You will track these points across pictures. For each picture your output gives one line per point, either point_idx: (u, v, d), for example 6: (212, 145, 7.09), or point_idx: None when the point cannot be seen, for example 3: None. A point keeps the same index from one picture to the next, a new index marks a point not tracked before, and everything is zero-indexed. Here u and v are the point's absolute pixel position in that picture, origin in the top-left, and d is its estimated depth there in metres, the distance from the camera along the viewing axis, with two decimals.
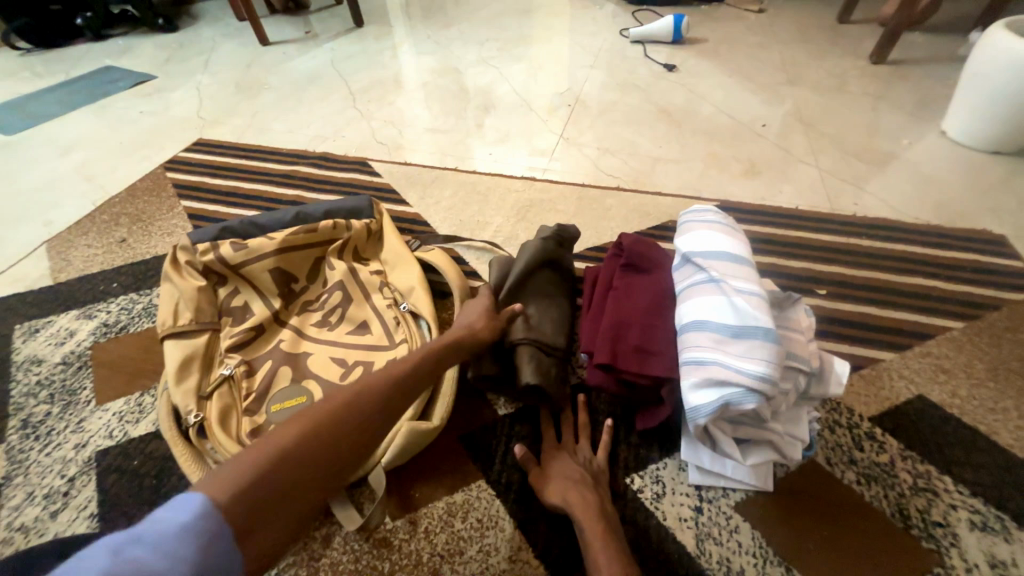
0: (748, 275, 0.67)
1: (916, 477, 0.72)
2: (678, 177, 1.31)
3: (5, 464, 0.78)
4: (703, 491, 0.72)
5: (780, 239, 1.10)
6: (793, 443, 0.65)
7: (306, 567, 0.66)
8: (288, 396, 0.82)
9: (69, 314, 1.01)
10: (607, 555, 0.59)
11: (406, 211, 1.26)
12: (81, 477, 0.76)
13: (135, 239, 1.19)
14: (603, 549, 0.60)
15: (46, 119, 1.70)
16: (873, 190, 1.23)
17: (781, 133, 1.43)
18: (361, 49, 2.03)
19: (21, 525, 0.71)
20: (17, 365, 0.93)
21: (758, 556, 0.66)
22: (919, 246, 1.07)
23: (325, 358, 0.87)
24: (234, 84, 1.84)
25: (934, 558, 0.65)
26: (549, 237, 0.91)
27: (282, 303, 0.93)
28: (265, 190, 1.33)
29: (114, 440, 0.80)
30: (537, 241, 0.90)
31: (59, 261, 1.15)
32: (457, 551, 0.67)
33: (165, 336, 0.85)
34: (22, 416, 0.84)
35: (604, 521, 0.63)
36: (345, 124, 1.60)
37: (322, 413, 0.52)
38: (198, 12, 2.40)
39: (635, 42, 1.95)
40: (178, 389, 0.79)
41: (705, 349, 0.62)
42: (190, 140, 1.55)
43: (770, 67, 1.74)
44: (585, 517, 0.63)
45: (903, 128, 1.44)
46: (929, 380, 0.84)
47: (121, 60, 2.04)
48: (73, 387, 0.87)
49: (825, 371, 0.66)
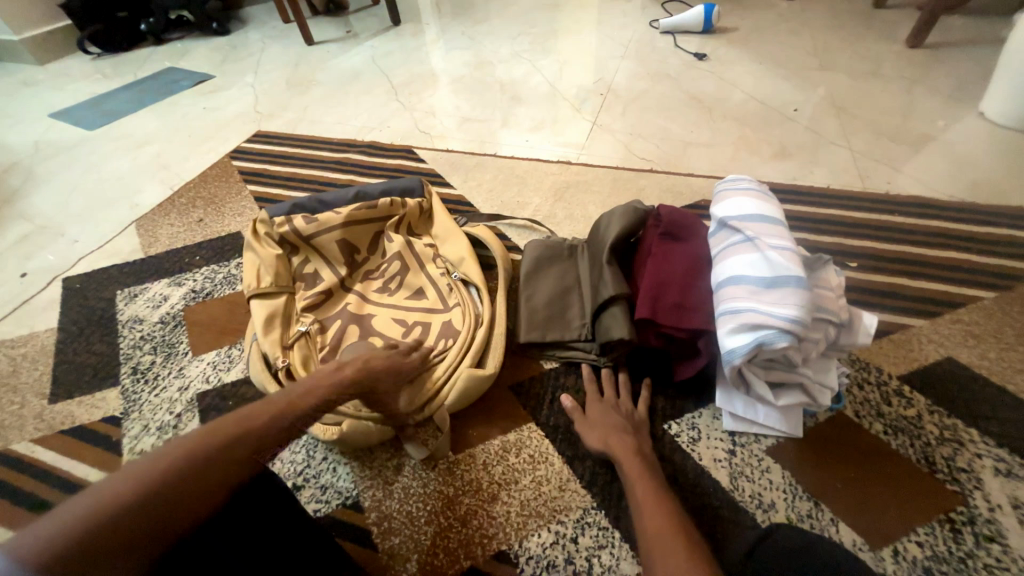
0: (782, 235, 0.74)
1: (942, 429, 0.77)
2: (710, 159, 1.36)
3: (122, 402, 0.92)
4: (737, 436, 0.78)
5: (811, 215, 1.14)
6: (822, 390, 0.71)
7: (382, 489, 0.76)
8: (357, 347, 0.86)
9: (161, 282, 1.15)
10: (643, 484, 0.64)
11: (451, 193, 1.36)
12: (186, 413, 0.89)
13: (211, 219, 1.32)
14: (640, 480, 0.65)
15: (121, 116, 1.88)
16: (907, 169, 1.25)
17: (813, 116, 1.46)
18: (400, 45, 2.14)
19: (141, 450, 0.85)
20: (121, 323, 1.07)
21: (788, 492, 0.72)
22: (953, 222, 1.09)
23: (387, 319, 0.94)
24: (286, 81, 1.98)
25: (958, 498, 0.70)
26: (642, 209, 0.91)
27: (347, 271, 1.01)
28: (321, 175, 1.45)
29: (210, 384, 0.93)
30: (623, 213, 0.90)
31: (147, 238, 1.29)
32: (512, 480, 0.76)
33: (250, 296, 0.95)
34: (132, 363, 0.98)
35: (640, 454, 0.70)
36: (389, 115, 1.71)
37: (177, 459, 0.42)
38: (247, 16, 2.56)
39: (665, 32, 2.00)
40: (266, 339, 0.89)
41: (740, 299, 0.69)
42: (249, 132, 1.69)
43: (801, 54, 1.76)
44: (621, 450, 0.70)
45: (939, 110, 1.44)
46: (958, 343, 0.87)
47: (181, 62, 2.21)
48: (171, 342, 1.01)
49: (854, 322, 0.72)
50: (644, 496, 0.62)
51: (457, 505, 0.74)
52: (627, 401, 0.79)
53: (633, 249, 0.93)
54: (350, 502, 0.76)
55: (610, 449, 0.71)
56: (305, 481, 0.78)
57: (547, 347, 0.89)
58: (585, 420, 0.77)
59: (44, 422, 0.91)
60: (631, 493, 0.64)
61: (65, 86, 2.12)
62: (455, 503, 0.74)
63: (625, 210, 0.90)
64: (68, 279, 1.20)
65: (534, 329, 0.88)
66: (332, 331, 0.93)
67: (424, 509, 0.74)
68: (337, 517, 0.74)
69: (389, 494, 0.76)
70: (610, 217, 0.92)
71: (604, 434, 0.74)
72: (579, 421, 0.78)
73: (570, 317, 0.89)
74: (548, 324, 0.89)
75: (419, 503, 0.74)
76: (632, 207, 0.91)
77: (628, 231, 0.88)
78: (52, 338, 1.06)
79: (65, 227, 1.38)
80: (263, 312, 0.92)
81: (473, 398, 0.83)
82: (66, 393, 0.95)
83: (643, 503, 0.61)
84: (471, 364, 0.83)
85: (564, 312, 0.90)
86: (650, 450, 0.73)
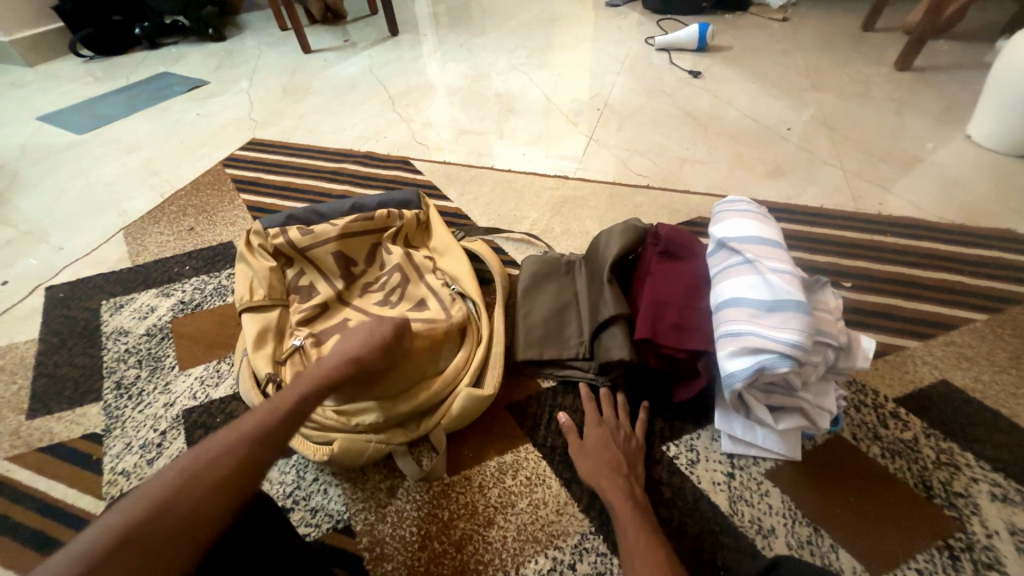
0: (780, 257, 0.74)
1: (938, 453, 0.77)
2: (706, 177, 1.37)
3: (104, 418, 0.89)
4: (735, 459, 0.77)
5: (806, 235, 1.15)
6: (821, 413, 0.71)
7: (374, 512, 0.74)
8: None
9: (149, 292, 1.12)
10: (635, 530, 0.63)
11: (448, 206, 1.35)
12: (170, 431, 0.86)
13: (202, 228, 1.30)
14: (632, 525, 0.63)
15: (111, 120, 1.85)
16: (897, 190, 1.28)
17: (805, 136, 1.49)
18: (397, 56, 2.14)
19: (123, 469, 0.82)
20: (106, 335, 1.03)
21: (787, 517, 0.71)
22: (943, 243, 1.11)
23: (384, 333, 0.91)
24: (281, 88, 1.96)
25: (956, 524, 0.70)
26: (640, 226, 0.91)
27: (344, 283, 0.98)
28: (316, 186, 1.44)
29: (198, 400, 0.90)
30: (621, 229, 0.90)
31: (135, 246, 1.26)
32: (509, 503, 0.74)
33: (242, 310, 0.92)
34: (116, 378, 0.95)
35: (632, 499, 0.68)
36: (386, 125, 1.70)
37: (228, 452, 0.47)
38: (243, 23, 2.55)
39: (660, 49, 2.02)
40: (259, 355, 0.87)
41: (741, 322, 0.69)
42: (243, 140, 1.67)
43: (793, 74, 1.79)
44: (615, 497, 0.67)
45: (927, 132, 1.48)
46: (952, 366, 0.88)
47: (176, 67, 2.19)
48: (158, 355, 0.99)
49: (853, 346, 0.72)
50: (639, 553, 0.59)
51: (452, 530, 0.72)
52: (624, 426, 0.78)
53: (631, 265, 0.93)
54: (341, 526, 0.73)
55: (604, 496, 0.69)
56: (294, 504, 0.76)
57: (545, 366, 0.88)
58: (579, 450, 0.75)
59: (20, 439, 0.88)
60: (625, 544, 0.62)
61: (54, 88, 2.08)
62: (450, 528, 0.72)
63: (622, 228, 0.90)
64: (52, 288, 1.17)
65: (530, 346, 0.87)
66: (328, 343, 0.89)
67: (418, 534, 0.72)
68: (328, 542, 0.72)
69: (382, 518, 0.74)
70: (608, 233, 0.92)
71: (596, 473, 0.71)
72: (574, 451, 0.75)
73: (570, 333, 0.88)
74: (546, 340, 0.88)
75: (413, 528, 0.72)
76: (629, 224, 0.92)
77: (627, 246, 0.88)
78: (32, 350, 1.03)
79: (49, 233, 1.34)
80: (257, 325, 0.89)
81: (472, 417, 0.81)
82: (45, 408, 0.92)
83: (638, 560, 0.58)
84: (469, 384, 0.82)
85: (563, 329, 0.89)
86: (643, 492, 0.70)
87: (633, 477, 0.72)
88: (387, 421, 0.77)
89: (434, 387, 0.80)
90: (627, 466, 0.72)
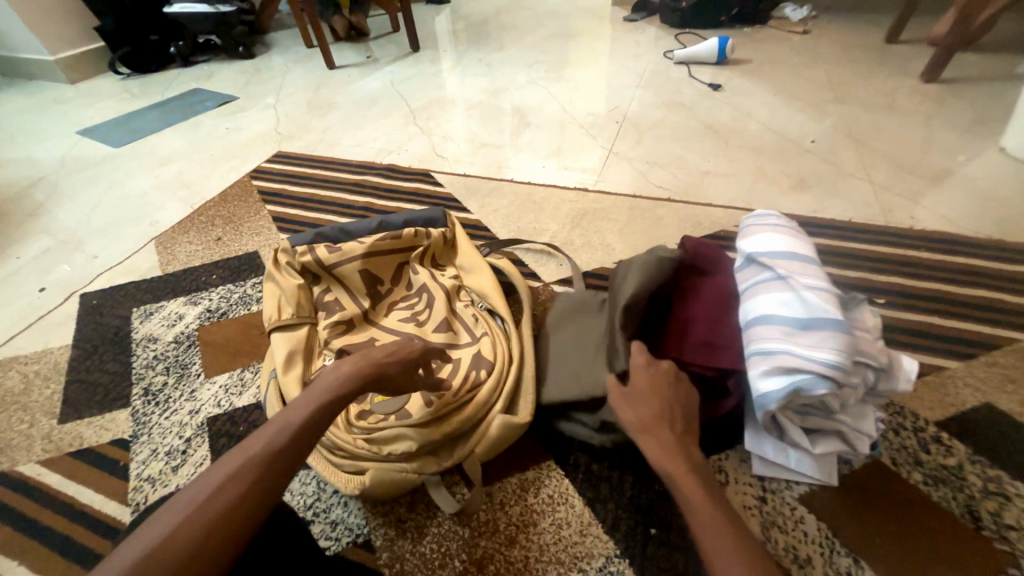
0: (814, 273, 0.72)
1: (985, 481, 0.73)
2: (729, 190, 1.35)
3: (132, 424, 0.91)
4: (766, 482, 0.75)
5: (834, 249, 1.12)
6: (861, 437, 0.68)
7: (395, 528, 0.73)
8: None
9: (177, 300, 1.15)
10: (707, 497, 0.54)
11: (468, 217, 1.36)
12: (195, 439, 0.87)
13: (229, 238, 1.33)
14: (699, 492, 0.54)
15: (146, 134, 1.92)
16: (929, 204, 1.24)
17: (830, 149, 1.46)
18: (418, 71, 2.19)
19: (148, 476, 0.83)
20: (136, 342, 1.06)
21: (825, 546, 0.68)
22: (980, 259, 1.07)
23: None
24: (306, 103, 2.02)
25: (1009, 559, 0.66)
26: (667, 258, 0.82)
27: (371, 302, 0.99)
28: (339, 197, 1.46)
29: (222, 408, 0.91)
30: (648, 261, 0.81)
31: (166, 255, 1.30)
32: (531, 522, 0.72)
33: (271, 329, 0.94)
34: (143, 384, 0.97)
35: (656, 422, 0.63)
36: (407, 139, 1.73)
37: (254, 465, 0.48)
38: (271, 41, 2.65)
39: (679, 63, 2.02)
40: (286, 376, 0.87)
41: (775, 340, 0.66)
42: (270, 152, 1.72)
43: (815, 86, 1.77)
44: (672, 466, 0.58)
45: (959, 144, 1.43)
46: (996, 389, 0.84)
47: (207, 84, 2.27)
48: (184, 362, 1.00)
49: (894, 367, 0.68)
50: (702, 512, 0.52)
51: (474, 548, 0.70)
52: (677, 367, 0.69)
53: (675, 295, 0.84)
54: (360, 541, 0.72)
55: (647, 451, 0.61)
56: (314, 516, 0.76)
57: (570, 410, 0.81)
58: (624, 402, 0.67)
59: (52, 443, 0.90)
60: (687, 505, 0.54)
61: (94, 104, 2.18)
62: (471, 546, 0.71)
63: (652, 260, 0.81)
64: (86, 295, 1.21)
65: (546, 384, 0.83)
66: None
67: (439, 551, 0.70)
68: (347, 556, 0.71)
69: (402, 534, 0.73)
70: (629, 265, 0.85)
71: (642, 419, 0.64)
72: (618, 400, 0.68)
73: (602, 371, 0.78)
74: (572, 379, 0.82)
75: (433, 545, 0.71)
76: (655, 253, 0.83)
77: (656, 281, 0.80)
78: (65, 355, 1.06)
79: (85, 242, 1.39)
80: (286, 345, 0.90)
81: (506, 444, 0.79)
82: (75, 413, 0.94)
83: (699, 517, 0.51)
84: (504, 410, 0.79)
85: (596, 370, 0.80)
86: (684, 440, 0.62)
87: (686, 428, 0.63)
88: (420, 449, 0.75)
89: (465, 411, 0.77)
90: (681, 420, 0.63)
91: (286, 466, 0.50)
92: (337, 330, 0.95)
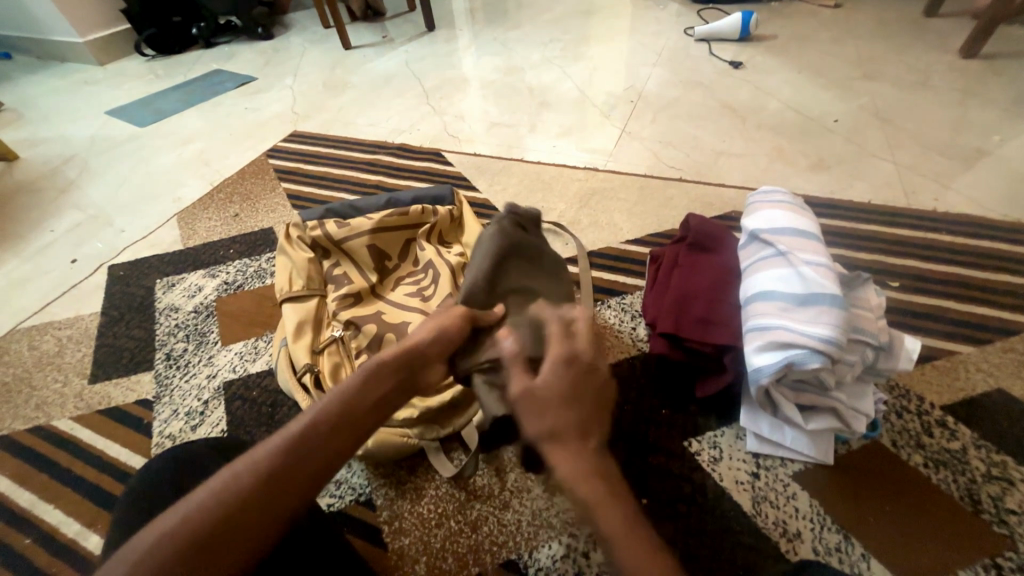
0: (816, 249, 0.71)
1: (989, 466, 0.71)
2: (743, 170, 1.32)
3: (155, 386, 0.97)
4: (761, 459, 0.75)
5: (850, 231, 1.09)
6: (856, 416, 0.68)
7: (395, 489, 0.77)
8: None
9: (197, 273, 1.20)
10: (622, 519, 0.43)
11: (477, 196, 1.37)
12: (212, 401, 0.92)
13: (246, 214, 1.37)
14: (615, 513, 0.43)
15: (169, 114, 1.98)
16: (957, 186, 1.18)
17: (854, 128, 1.40)
18: (433, 50, 2.18)
19: (169, 434, 0.89)
20: (159, 311, 1.12)
21: (816, 522, 0.68)
22: (1007, 243, 1.02)
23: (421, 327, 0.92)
24: (322, 83, 2.04)
25: (1006, 543, 0.65)
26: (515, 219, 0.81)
27: (378, 277, 1.01)
28: (352, 176, 1.48)
29: (237, 374, 0.96)
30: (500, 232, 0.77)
31: (187, 230, 1.35)
32: (525, 488, 0.75)
33: (283, 300, 0.97)
34: (165, 350, 1.03)
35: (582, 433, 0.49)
36: (420, 118, 1.74)
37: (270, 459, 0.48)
38: (289, 22, 2.67)
39: (700, 40, 1.96)
40: (296, 345, 0.91)
41: (770, 316, 0.66)
42: (286, 132, 1.75)
43: (844, 63, 1.69)
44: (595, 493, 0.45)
45: (994, 124, 1.36)
46: (1010, 375, 0.81)
47: (227, 64, 2.31)
48: (203, 331, 1.05)
49: (894, 346, 0.68)
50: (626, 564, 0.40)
51: (468, 510, 0.73)
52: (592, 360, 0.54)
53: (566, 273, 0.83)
54: (362, 499, 0.76)
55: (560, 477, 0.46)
56: None
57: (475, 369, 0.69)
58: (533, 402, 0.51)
59: (83, 401, 0.96)
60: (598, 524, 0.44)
61: (121, 85, 2.25)
62: (466, 508, 0.74)
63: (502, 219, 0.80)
64: (114, 266, 1.27)
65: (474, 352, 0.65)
66: (366, 337, 0.92)
67: (435, 512, 0.74)
68: (349, 512, 0.75)
69: (402, 494, 0.76)
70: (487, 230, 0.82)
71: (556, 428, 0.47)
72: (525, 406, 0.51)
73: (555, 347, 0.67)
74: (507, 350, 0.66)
75: (431, 506, 0.74)
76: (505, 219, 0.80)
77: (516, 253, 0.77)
78: (95, 322, 1.12)
79: (113, 217, 1.46)
80: (297, 316, 0.94)
81: None
82: (104, 374, 1.01)
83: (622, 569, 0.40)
84: None
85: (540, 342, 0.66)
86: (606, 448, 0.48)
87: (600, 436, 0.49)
88: (419, 416, 0.76)
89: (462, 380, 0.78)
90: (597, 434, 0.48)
91: (306, 465, 0.48)
92: (345, 303, 0.97)
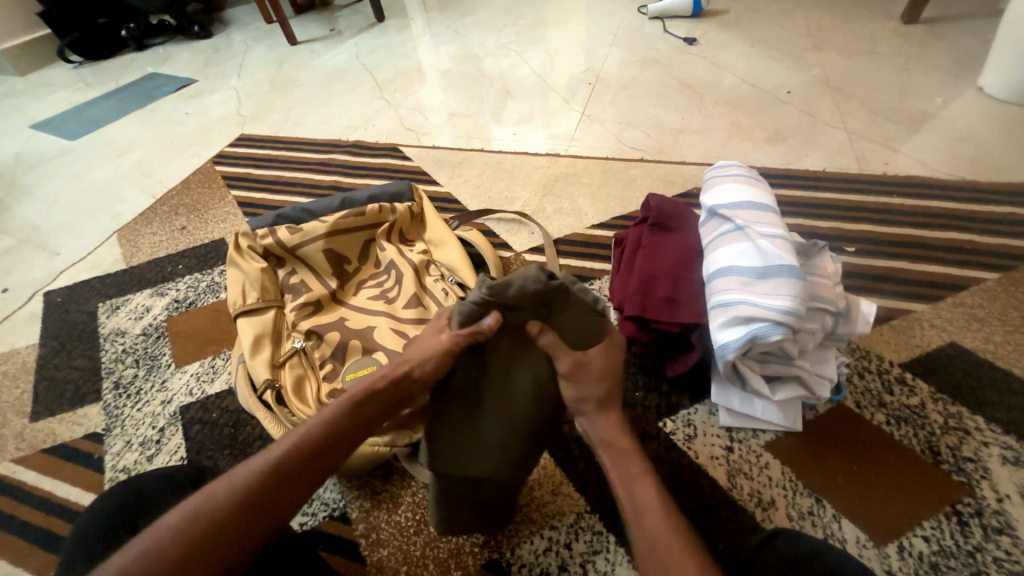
0: (772, 221, 0.72)
1: (946, 418, 0.74)
2: (702, 146, 1.32)
3: (104, 417, 0.90)
4: (735, 432, 0.75)
5: (808, 200, 1.11)
6: (820, 382, 0.70)
7: (370, 500, 0.74)
8: (361, 365, 0.86)
9: (144, 293, 1.13)
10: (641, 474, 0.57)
11: (439, 191, 1.33)
12: (169, 428, 0.87)
13: (193, 226, 1.29)
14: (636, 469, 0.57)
15: (103, 124, 1.84)
16: (906, 150, 1.22)
17: (806, 99, 1.42)
18: (384, 41, 2.10)
19: (124, 467, 0.83)
20: (104, 337, 1.04)
21: (788, 489, 0.70)
22: (953, 202, 1.06)
23: (387, 330, 0.89)
24: (268, 82, 1.94)
25: (964, 489, 0.68)
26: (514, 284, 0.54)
27: (338, 282, 0.97)
28: (306, 178, 1.42)
29: (194, 397, 0.91)
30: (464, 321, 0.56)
31: (129, 248, 1.27)
32: None
33: (237, 314, 0.92)
34: (114, 378, 0.96)
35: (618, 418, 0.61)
36: (374, 113, 1.67)
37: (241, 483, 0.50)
38: (229, 18, 2.52)
39: (654, 18, 1.94)
40: (255, 360, 0.86)
41: (732, 291, 0.66)
42: (232, 136, 1.65)
43: (794, 34, 1.71)
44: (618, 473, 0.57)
45: (937, 86, 1.40)
46: (962, 328, 0.84)
47: (164, 67, 2.17)
48: (154, 354, 0.99)
49: (853, 312, 0.69)
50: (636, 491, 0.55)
51: None
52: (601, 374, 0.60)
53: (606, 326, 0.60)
54: (337, 514, 0.74)
55: (591, 439, 0.62)
56: None
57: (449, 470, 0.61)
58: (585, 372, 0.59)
59: (25, 441, 0.89)
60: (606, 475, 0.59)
61: (47, 96, 2.08)
62: None
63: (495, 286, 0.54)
64: (50, 293, 1.18)
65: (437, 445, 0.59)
66: (330, 345, 0.89)
67: (413, 519, 0.72)
68: (324, 529, 0.73)
69: (377, 504, 0.74)
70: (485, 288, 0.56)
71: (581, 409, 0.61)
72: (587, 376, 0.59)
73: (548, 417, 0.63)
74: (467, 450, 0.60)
75: (408, 513, 0.72)
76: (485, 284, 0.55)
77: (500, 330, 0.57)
78: (33, 354, 1.04)
79: (46, 240, 1.35)
80: (252, 330, 0.89)
81: None
82: (47, 410, 0.93)
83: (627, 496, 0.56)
84: None
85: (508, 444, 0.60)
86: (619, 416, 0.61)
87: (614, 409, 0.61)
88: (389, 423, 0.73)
89: None
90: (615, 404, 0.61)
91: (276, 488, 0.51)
92: (304, 312, 0.93)
